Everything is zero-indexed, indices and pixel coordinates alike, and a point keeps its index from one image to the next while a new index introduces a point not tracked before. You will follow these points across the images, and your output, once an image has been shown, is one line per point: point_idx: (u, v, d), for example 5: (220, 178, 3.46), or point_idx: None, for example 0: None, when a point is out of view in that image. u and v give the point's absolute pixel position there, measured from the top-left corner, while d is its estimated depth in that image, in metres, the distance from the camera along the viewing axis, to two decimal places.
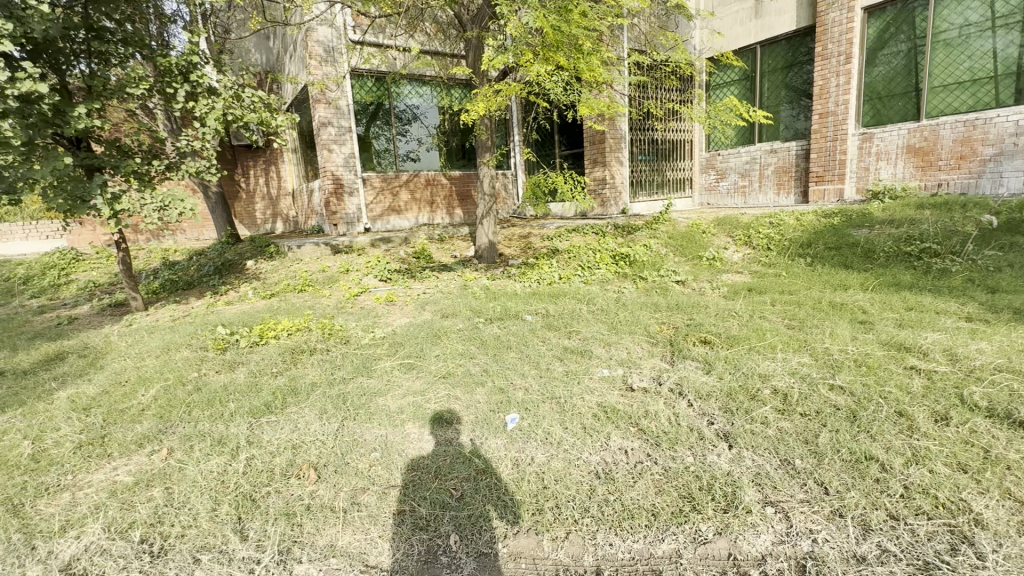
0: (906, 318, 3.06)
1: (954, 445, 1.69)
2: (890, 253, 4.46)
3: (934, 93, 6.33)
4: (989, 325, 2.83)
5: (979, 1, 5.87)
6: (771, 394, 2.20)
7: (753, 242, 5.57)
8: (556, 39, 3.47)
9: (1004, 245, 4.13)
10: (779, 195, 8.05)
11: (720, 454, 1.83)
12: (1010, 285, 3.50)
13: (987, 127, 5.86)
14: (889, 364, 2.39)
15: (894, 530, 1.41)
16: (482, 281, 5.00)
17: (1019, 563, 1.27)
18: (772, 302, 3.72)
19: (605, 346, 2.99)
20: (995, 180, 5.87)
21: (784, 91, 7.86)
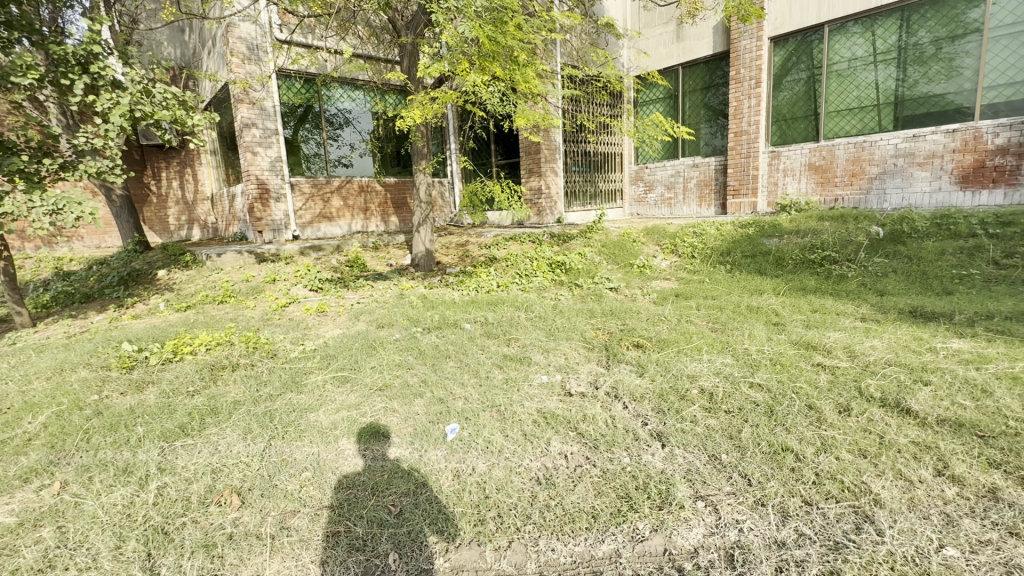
0: (812, 319, 3.37)
1: (855, 434, 1.87)
2: (797, 261, 4.90)
3: (830, 118, 7.07)
4: (879, 324, 3.18)
5: (863, 39, 6.62)
6: (699, 393, 2.33)
7: (679, 250, 5.91)
8: (492, 49, 3.49)
9: (889, 253, 4.66)
10: (700, 207, 8.60)
11: (654, 453, 1.90)
12: (894, 288, 3.95)
13: (873, 149, 6.62)
14: (799, 361, 2.62)
15: (809, 514, 1.52)
16: (419, 290, 4.91)
17: (909, 535, 1.40)
18: (698, 307, 3.95)
19: (544, 353, 3.03)
20: (880, 197, 6.63)
21: (703, 111, 8.45)
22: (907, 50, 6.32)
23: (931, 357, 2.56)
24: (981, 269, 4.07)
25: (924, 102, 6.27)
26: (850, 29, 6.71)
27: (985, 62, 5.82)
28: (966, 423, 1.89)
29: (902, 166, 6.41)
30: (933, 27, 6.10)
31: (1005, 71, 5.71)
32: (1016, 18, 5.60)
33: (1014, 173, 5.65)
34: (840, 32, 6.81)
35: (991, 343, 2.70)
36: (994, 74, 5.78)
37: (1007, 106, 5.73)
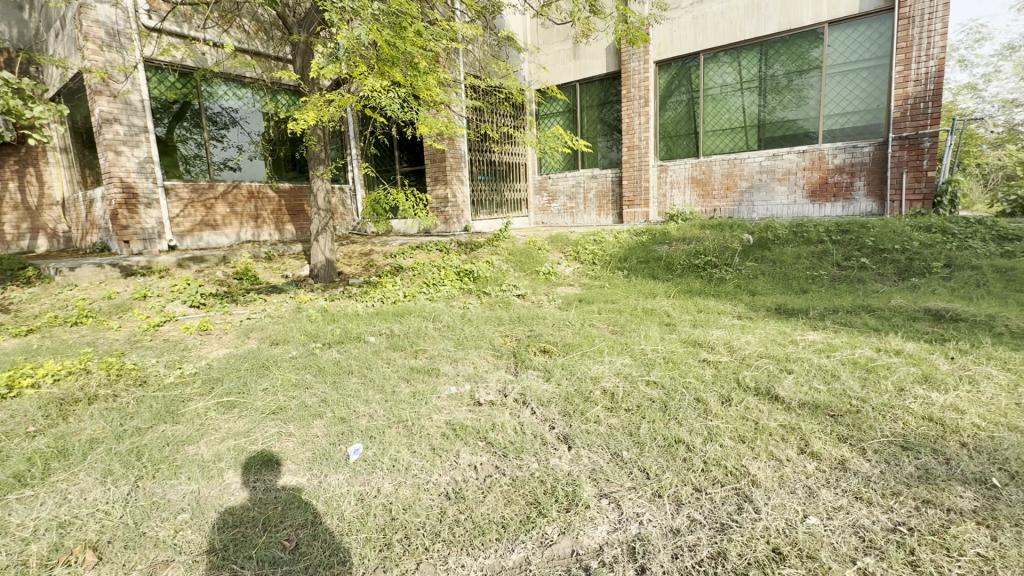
0: (698, 319, 3.70)
1: (735, 421, 2.07)
2: (685, 265, 5.36)
3: (707, 136, 7.86)
4: (752, 321, 3.59)
5: (731, 68, 7.48)
6: (601, 394, 2.45)
7: (581, 257, 6.19)
8: (391, 54, 3.40)
9: (758, 258, 5.28)
10: (600, 216, 9.10)
11: (561, 456, 1.95)
12: (763, 288, 4.48)
13: (742, 166, 7.48)
14: (688, 358, 2.86)
15: (699, 500, 1.64)
16: (319, 302, 4.63)
17: (781, 508, 1.56)
18: (599, 311, 4.15)
19: (453, 363, 2.99)
20: (749, 208, 7.49)
21: (599, 125, 8.97)
22: (766, 80, 7.23)
23: (793, 348, 2.92)
24: (829, 270, 4.75)
25: (781, 126, 7.21)
26: (721, 59, 7.55)
27: (825, 93, 6.82)
28: (820, 405, 2.18)
29: (766, 180, 7.31)
30: (785, 61, 7.05)
31: (840, 102, 6.74)
32: (845, 58, 6.64)
33: (849, 189, 6.70)
34: (713, 61, 7.63)
35: (837, 334, 3.15)
36: (832, 104, 6.80)
37: (842, 132, 6.78)
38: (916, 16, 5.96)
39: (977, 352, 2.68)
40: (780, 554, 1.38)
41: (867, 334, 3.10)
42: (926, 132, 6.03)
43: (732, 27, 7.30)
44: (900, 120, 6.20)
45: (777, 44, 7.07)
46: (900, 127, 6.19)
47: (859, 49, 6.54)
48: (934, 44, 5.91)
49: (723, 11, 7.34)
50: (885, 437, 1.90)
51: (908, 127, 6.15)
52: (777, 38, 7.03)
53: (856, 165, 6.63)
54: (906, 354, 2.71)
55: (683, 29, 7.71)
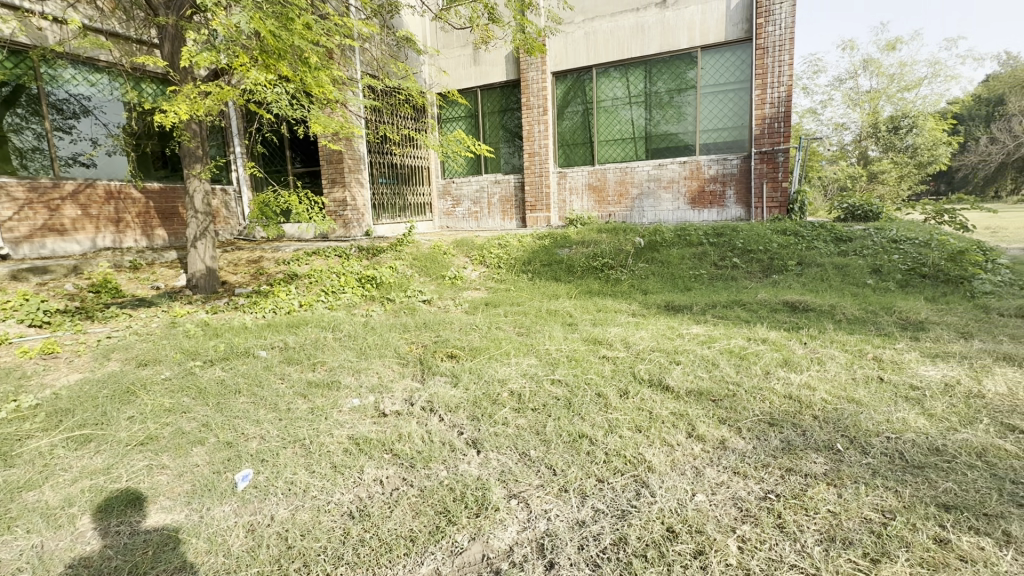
0: (596, 318, 3.90)
1: (632, 412, 2.22)
2: (584, 267, 5.64)
3: (601, 146, 8.35)
4: (645, 318, 3.87)
5: (621, 83, 8.03)
6: (509, 395, 2.48)
7: (487, 261, 6.24)
8: (277, 46, 3.15)
9: (648, 259, 5.70)
10: (504, 221, 9.24)
11: (470, 461, 1.94)
12: (654, 287, 4.87)
13: (633, 174, 8.05)
14: (589, 356, 3.00)
15: (602, 490, 1.72)
16: (198, 316, 4.15)
17: (673, 488, 1.69)
18: (505, 314, 4.21)
19: (355, 375, 2.84)
20: (640, 213, 8.08)
21: (501, 132, 9.14)
22: (651, 96, 7.86)
23: (680, 341, 3.20)
24: (708, 269, 5.28)
25: (665, 138, 7.89)
26: (611, 73, 8.07)
27: (700, 111, 7.59)
28: (704, 392, 2.40)
29: (653, 188, 7.94)
30: (666, 80, 7.73)
31: (712, 119, 7.54)
32: (715, 80, 7.43)
33: (722, 196, 7.51)
34: (604, 75, 8.13)
35: (716, 327, 3.51)
36: (706, 121, 7.58)
37: (715, 146, 7.59)
38: (769, 47, 6.84)
39: (823, 337, 3.14)
40: (673, 532, 1.49)
41: (740, 325, 3.50)
42: (779, 148, 6.95)
43: (620, 44, 7.83)
44: (760, 137, 7.08)
45: (659, 64, 7.72)
46: (760, 143, 7.08)
47: (726, 73, 7.36)
48: (783, 73, 6.82)
49: (612, 29, 7.85)
50: (757, 416, 2.15)
51: (766, 144, 7.05)
52: (659, 58, 7.68)
53: (726, 175, 7.45)
54: (770, 341, 3.10)
55: (577, 43, 8.11)
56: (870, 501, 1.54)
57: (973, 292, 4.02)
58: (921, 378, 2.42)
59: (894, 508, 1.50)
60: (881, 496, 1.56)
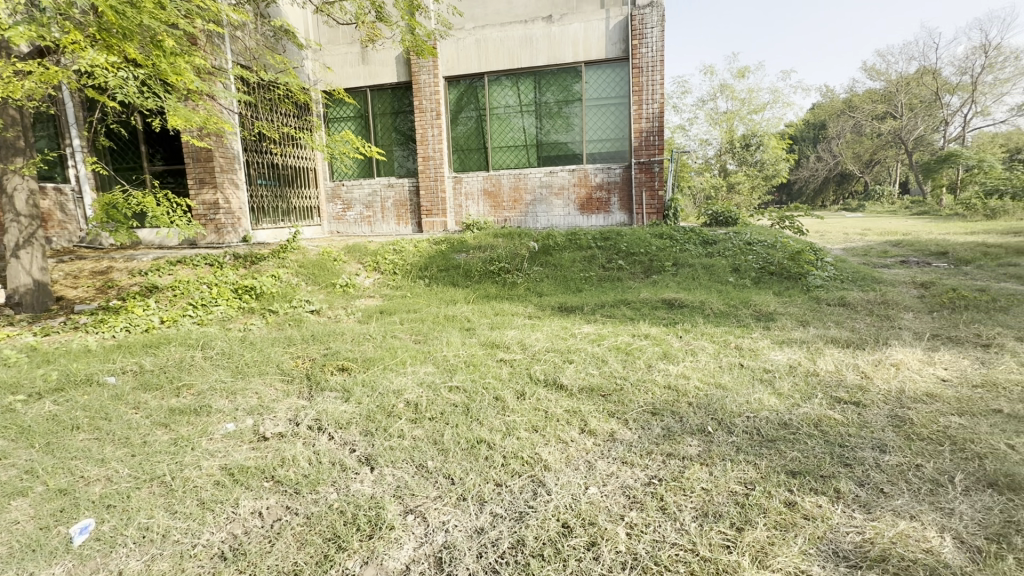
0: (493, 321, 3.94)
1: (529, 413, 2.26)
2: (481, 272, 5.67)
3: (495, 152, 8.50)
4: (541, 319, 3.99)
5: (512, 91, 8.24)
6: (405, 406, 2.39)
7: (381, 268, 6.01)
8: (120, 25, 2.72)
9: (543, 262, 5.90)
10: (399, 225, 8.98)
11: (362, 480, 1.83)
12: (548, 290, 5.05)
13: (526, 180, 8.29)
14: (487, 360, 3.01)
15: (499, 495, 1.72)
16: (22, 339, 3.44)
17: (567, 484, 1.74)
18: (401, 321, 4.08)
19: (229, 397, 2.54)
20: (534, 218, 8.35)
21: (393, 134, 8.88)
22: (541, 106, 8.18)
23: (573, 340, 3.35)
24: (597, 271, 5.60)
25: (555, 147, 8.24)
26: (503, 82, 8.25)
27: (585, 122, 8.06)
28: (595, 388, 2.53)
29: (545, 194, 8.25)
30: (554, 91, 8.10)
31: (597, 130, 8.04)
32: (598, 94, 7.94)
33: (607, 203, 8.04)
34: (496, 83, 8.29)
35: (605, 325, 3.72)
36: (591, 131, 8.06)
37: (600, 156, 8.10)
38: (643, 67, 7.48)
39: (695, 330, 3.48)
40: (568, 527, 1.53)
41: (626, 323, 3.75)
42: (655, 160, 7.63)
43: (510, 54, 8.03)
44: (638, 148, 7.70)
45: (548, 75, 8.06)
46: (639, 154, 7.70)
47: (608, 88, 7.90)
48: (656, 91, 7.50)
49: (502, 38, 8.01)
50: (641, 407, 2.31)
51: (644, 155, 7.69)
52: (547, 70, 8.02)
53: (611, 183, 7.99)
54: (652, 336, 3.36)
55: (468, 49, 8.16)
56: (735, 475, 1.72)
57: (808, 286, 4.74)
58: (771, 362, 2.79)
59: (754, 479, 1.70)
60: (744, 470, 1.75)
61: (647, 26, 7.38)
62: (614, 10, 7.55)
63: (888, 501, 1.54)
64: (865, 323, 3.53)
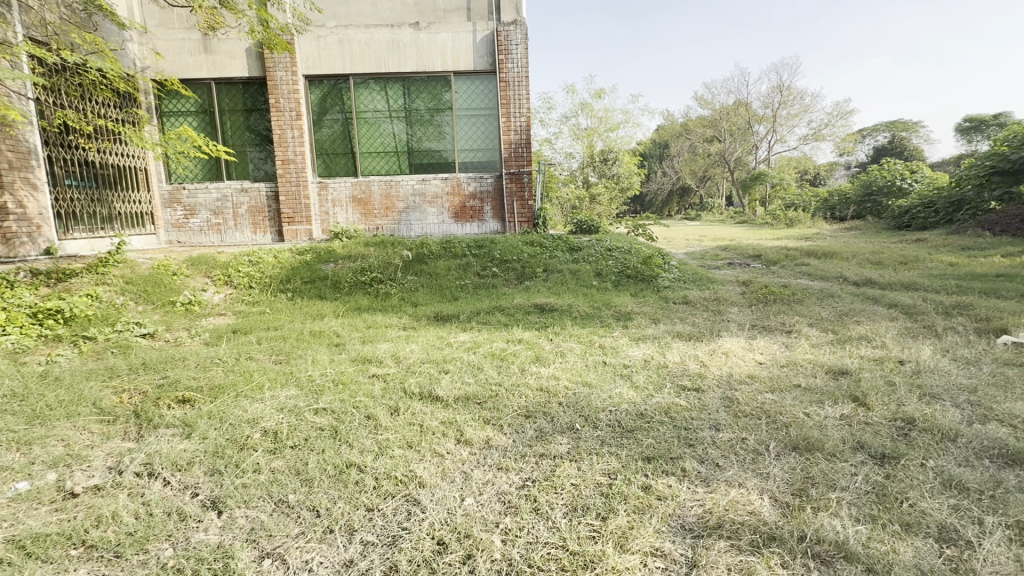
0: (366, 335, 3.74)
1: (404, 430, 2.18)
2: (352, 283, 5.37)
3: (364, 157, 8.15)
4: (416, 330, 3.90)
5: (380, 96, 7.99)
6: (261, 437, 2.15)
7: (234, 281, 5.37)
8: None
9: (418, 271, 5.79)
10: (255, 234, 8.12)
11: (207, 528, 1.60)
12: (424, 299, 4.96)
13: (398, 187, 8.08)
14: (358, 377, 2.84)
15: (371, 520, 1.62)
16: None
17: (442, 500, 1.70)
18: (258, 341, 3.66)
19: (22, 451, 2.05)
20: (407, 226, 8.17)
21: (246, 133, 8.03)
22: (411, 113, 8.05)
23: (449, 350, 3.32)
24: (472, 279, 5.65)
25: (427, 154, 8.17)
26: (370, 85, 7.96)
27: (457, 131, 8.12)
28: (471, 397, 2.53)
29: (418, 202, 8.12)
30: (425, 99, 8.03)
31: (468, 140, 8.15)
32: (468, 105, 8.06)
33: (481, 212, 8.19)
34: (362, 86, 7.96)
35: (481, 332, 3.76)
36: (462, 141, 8.14)
37: (472, 165, 8.21)
38: (510, 81, 7.80)
39: (564, 333, 3.69)
40: (444, 543, 1.50)
41: (501, 329, 3.83)
42: (524, 171, 7.99)
43: (376, 57, 7.78)
44: (508, 159, 7.99)
45: (417, 82, 7.97)
46: (509, 165, 8.00)
47: (477, 99, 8.06)
48: (522, 105, 7.87)
49: (367, 40, 7.72)
50: (515, 411, 2.37)
51: (513, 166, 8.01)
52: (416, 77, 7.93)
53: (483, 193, 8.15)
54: (525, 341, 3.48)
55: (330, 48, 7.71)
56: (600, 467, 1.84)
57: (659, 287, 5.33)
58: (629, 358, 3.06)
59: (616, 469, 1.83)
60: (607, 461, 1.89)
61: (512, 42, 7.71)
62: (480, 24, 7.75)
63: (722, 474, 1.78)
64: (702, 318, 4.07)
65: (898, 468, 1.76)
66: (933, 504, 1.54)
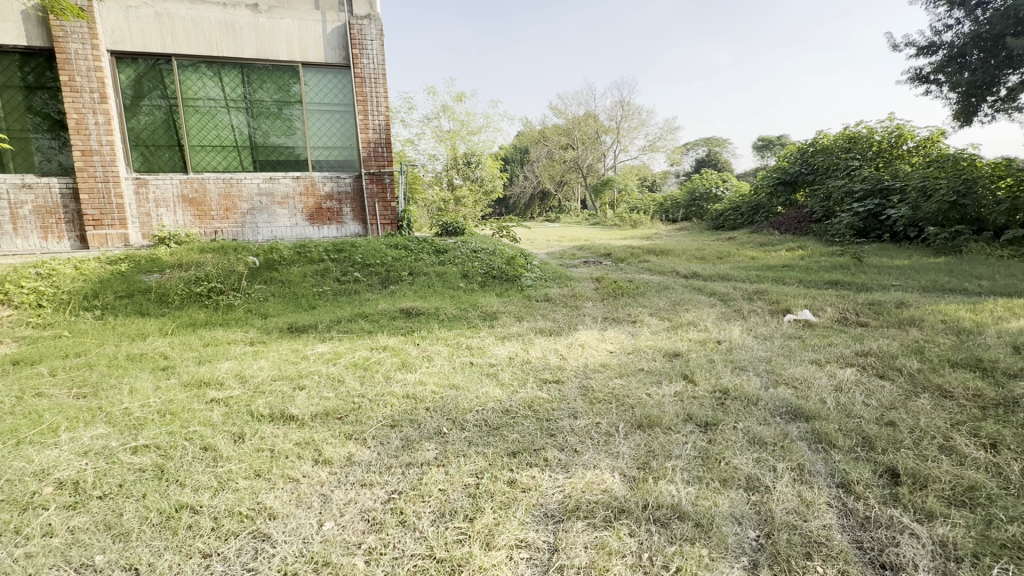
0: (204, 354, 3.26)
1: (250, 457, 1.94)
2: (183, 295, 4.64)
3: (195, 151, 7.14)
4: (266, 345, 3.51)
5: (214, 82, 7.07)
6: (55, 490, 1.74)
7: (13, 299, 4.28)
8: None
9: (266, 279, 5.23)
10: (46, 241, 6.56)
11: None
12: (275, 310, 4.51)
13: (240, 186, 7.23)
14: (192, 404, 2.46)
15: (208, 568, 1.42)
16: None
17: (298, 530, 1.55)
18: (51, 372, 2.96)
19: None
20: (253, 229, 7.34)
21: (28, 116, 6.49)
22: (253, 103, 7.26)
23: (305, 363, 3.06)
24: (331, 285, 5.28)
25: (274, 150, 7.44)
26: (200, 69, 6.99)
27: (308, 127, 7.52)
28: (330, 412, 2.35)
29: (266, 203, 7.36)
30: (269, 89, 7.30)
31: (322, 137, 7.60)
32: (320, 99, 7.51)
33: (339, 214, 7.72)
34: (190, 70, 6.95)
35: (341, 342, 3.52)
36: (315, 137, 7.57)
37: (327, 164, 7.68)
38: (366, 78, 7.48)
39: (431, 336, 3.64)
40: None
41: (364, 337, 3.64)
42: (385, 171, 7.73)
43: (206, 39, 6.85)
44: (367, 159, 7.65)
45: (259, 71, 7.21)
46: (368, 165, 7.67)
47: (330, 94, 7.56)
48: (381, 104, 7.59)
49: (193, 18, 6.76)
50: (380, 422, 2.27)
51: (373, 166, 7.70)
52: (257, 65, 7.17)
53: (341, 194, 7.70)
54: (390, 348, 3.35)
55: (144, 22, 6.59)
56: (468, 468, 1.85)
57: (522, 286, 5.56)
58: (495, 357, 3.13)
59: (482, 468, 1.86)
60: (474, 461, 1.90)
61: (366, 37, 7.39)
62: (330, 14, 7.29)
63: (580, 458, 1.91)
64: (561, 314, 4.34)
65: (717, 433, 2.06)
66: (741, 459, 1.85)
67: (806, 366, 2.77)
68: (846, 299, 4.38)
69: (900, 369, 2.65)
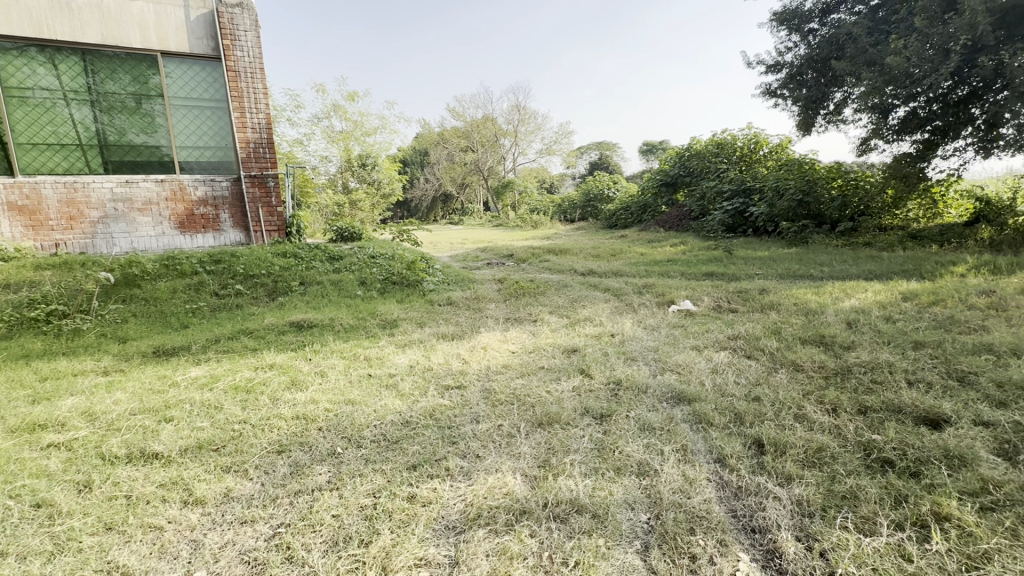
0: (40, 392, 2.73)
1: (100, 508, 1.66)
2: (13, 322, 3.87)
3: (23, 149, 6.07)
4: (124, 374, 3.03)
5: (46, 69, 6.07)
6: None
7: None
8: None
9: (124, 298, 4.55)
10: None
11: None
12: (137, 332, 3.94)
13: (87, 192, 6.24)
14: (19, 453, 2.04)
15: None
16: None
17: None
18: None
19: None
20: (107, 241, 6.35)
21: None
22: (98, 96, 6.33)
23: (173, 392, 2.69)
24: (207, 300, 4.74)
25: (129, 150, 6.51)
26: (26, 52, 5.94)
27: (173, 124, 6.69)
28: (203, 444, 2.09)
29: (122, 211, 6.42)
30: (120, 80, 6.38)
31: (190, 135, 6.80)
32: (186, 93, 6.72)
33: (216, 220, 6.97)
34: (13, 53, 5.89)
35: (220, 364, 3.17)
36: (182, 136, 6.76)
37: (198, 165, 6.89)
38: (240, 72, 6.83)
39: (325, 350, 3.40)
40: None
41: (247, 356, 3.31)
42: (268, 174, 7.13)
43: (33, 17, 5.82)
44: (246, 160, 6.99)
45: (105, 58, 6.28)
46: (248, 167, 7.01)
47: (198, 88, 6.79)
48: (259, 100, 6.98)
49: None
50: (264, 448, 2.06)
51: (254, 168, 7.06)
52: (104, 51, 6.24)
53: (217, 198, 6.95)
54: (277, 366, 3.08)
55: None
56: (364, 489, 1.74)
57: (424, 291, 5.44)
58: (395, 366, 3.02)
59: (380, 487, 1.76)
60: (371, 480, 1.79)
61: (239, 28, 6.75)
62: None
63: (482, 463, 1.89)
64: (464, 317, 4.30)
65: (612, 423, 2.16)
66: (634, 446, 1.95)
67: (687, 353, 3.01)
68: (719, 289, 4.85)
69: (763, 349, 2.98)
